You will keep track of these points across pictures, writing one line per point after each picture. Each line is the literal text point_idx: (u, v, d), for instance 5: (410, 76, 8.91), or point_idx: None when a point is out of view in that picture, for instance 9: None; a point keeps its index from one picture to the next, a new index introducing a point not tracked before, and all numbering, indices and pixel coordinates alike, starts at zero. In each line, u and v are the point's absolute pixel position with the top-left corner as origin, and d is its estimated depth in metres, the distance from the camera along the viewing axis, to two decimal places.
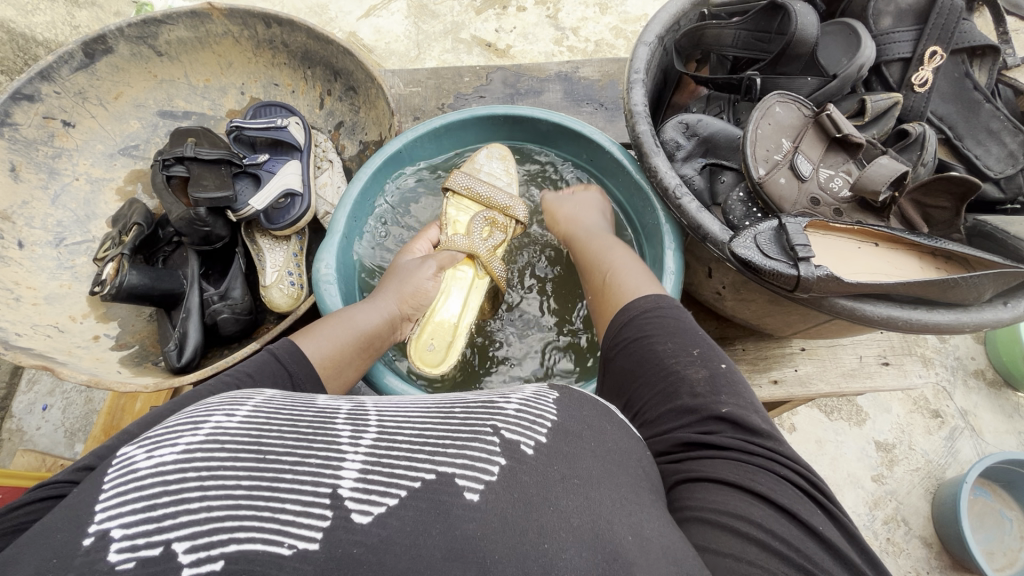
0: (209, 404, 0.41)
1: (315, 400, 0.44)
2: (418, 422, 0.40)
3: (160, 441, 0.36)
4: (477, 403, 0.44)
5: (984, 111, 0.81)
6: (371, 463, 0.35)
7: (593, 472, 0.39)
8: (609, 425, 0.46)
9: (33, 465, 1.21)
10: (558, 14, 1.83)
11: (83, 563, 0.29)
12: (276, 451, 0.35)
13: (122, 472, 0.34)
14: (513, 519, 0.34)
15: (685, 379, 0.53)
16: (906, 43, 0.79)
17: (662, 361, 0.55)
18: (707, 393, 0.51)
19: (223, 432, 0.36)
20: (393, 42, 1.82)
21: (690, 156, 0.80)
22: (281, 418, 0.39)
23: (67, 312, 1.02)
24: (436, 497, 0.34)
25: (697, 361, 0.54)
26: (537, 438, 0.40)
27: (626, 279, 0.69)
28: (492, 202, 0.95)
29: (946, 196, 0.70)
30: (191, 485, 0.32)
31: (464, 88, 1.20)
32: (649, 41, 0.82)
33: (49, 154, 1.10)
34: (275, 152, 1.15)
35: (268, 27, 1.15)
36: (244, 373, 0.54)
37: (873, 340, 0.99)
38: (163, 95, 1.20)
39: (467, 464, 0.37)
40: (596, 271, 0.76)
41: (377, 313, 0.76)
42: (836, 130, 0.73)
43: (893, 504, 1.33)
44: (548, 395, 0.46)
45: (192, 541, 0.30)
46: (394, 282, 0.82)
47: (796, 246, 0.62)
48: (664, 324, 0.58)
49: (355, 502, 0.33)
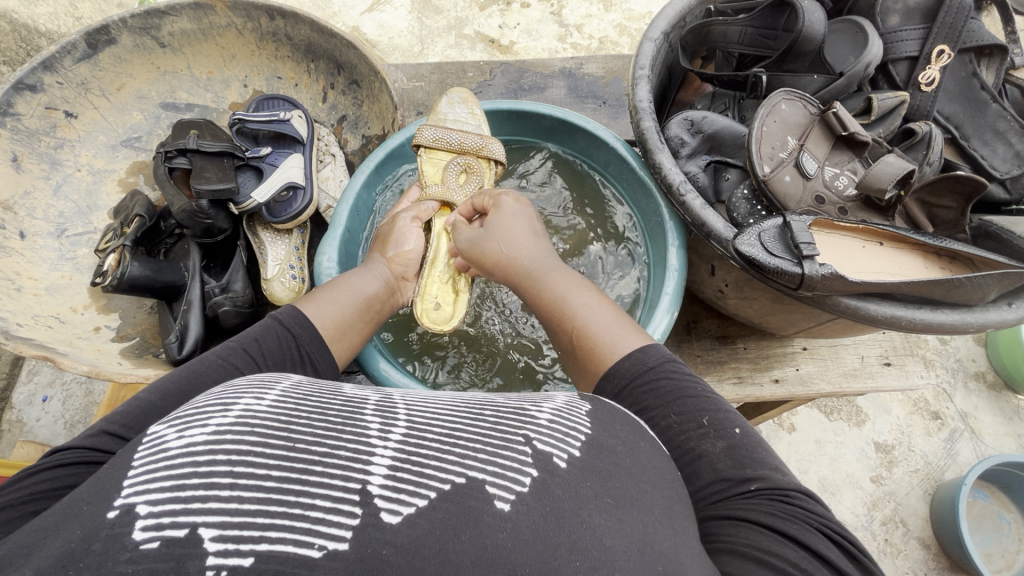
0: (238, 385, 0.42)
1: (341, 388, 0.45)
2: (449, 421, 0.41)
3: (190, 421, 0.37)
4: (507, 408, 0.44)
5: (991, 111, 0.81)
6: (401, 461, 0.36)
7: (628, 492, 0.39)
8: (643, 441, 0.45)
9: (32, 455, 1.21)
10: (561, 10, 1.83)
11: (109, 535, 0.30)
12: (305, 440, 0.36)
13: (152, 450, 0.35)
14: (546, 532, 0.35)
15: (702, 456, 0.49)
16: (913, 42, 0.79)
17: (670, 436, 0.51)
18: (729, 467, 0.48)
19: (252, 417, 0.37)
20: (396, 37, 1.81)
21: (694, 154, 0.80)
22: (309, 405, 0.40)
23: (68, 303, 1.02)
24: (466, 502, 0.35)
25: (710, 433, 0.50)
26: (570, 451, 0.40)
27: (602, 334, 0.60)
28: (464, 146, 0.92)
29: (952, 196, 0.70)
30: (220, 469, 0.33)
31: (467, 83, 1.20)
32: (655, 36, 0.81)
33: (51, 145, 1.10)
34: (277, 146, 1.15)
35: (272, 20, 1.15)
36: (244, 342, 0.58)
37: (875, 341, 0.99)
38: (166, 87, 1.20)
39: (499, 472, 0.37)
40: (561, 327, 0.64)
41: (374, 279, 0.76)
42: (842, 129, 0.72)
43: (892, 505, 1.33)
44: (580, 407, 0.45)
45: (220, 530, 0.31)
46: (382, 246, 0.83)
47: (801, 244, 0.62)
48: (660, 392, 0.53)
49: (385, 500, 0.34)
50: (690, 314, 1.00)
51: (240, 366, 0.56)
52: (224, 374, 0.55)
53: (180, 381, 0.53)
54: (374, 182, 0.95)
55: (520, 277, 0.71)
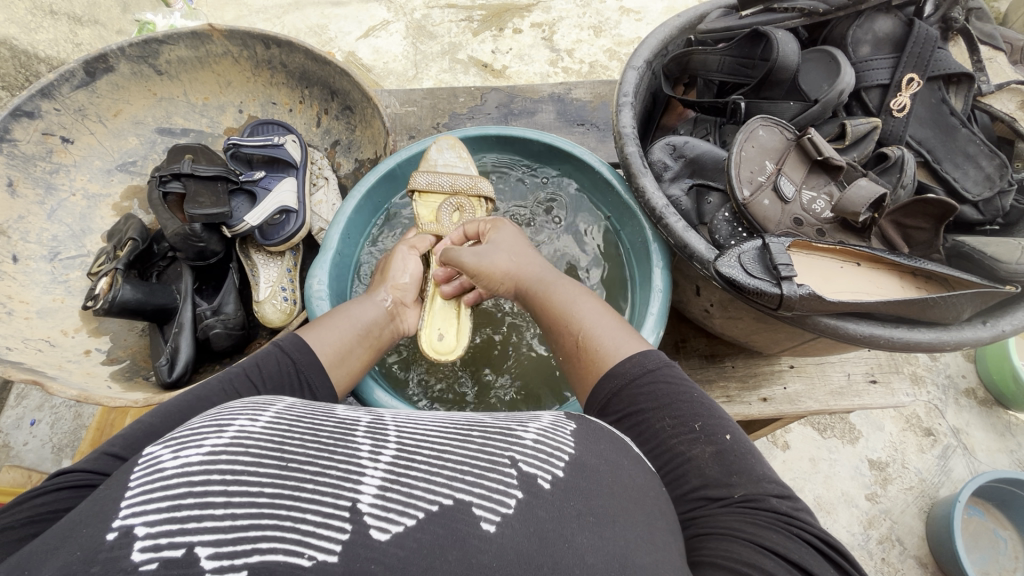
0: (233, 407, 0.43)
1: (333, 409, 0.46)
2: (438, 442, 0.42)
3: (185, 441, 0.38)
4: (494, 428, 0.45)
5: (961, 135, 0.84)
6: (390, 481, 0.37)
7: (610, 510, 0.40)
8: (626, 460, 0.46)
9: (18, 480, 1.19)
10: (553, 36, 1.88)
11: (107, 558, 0.30)
12: (298, 461, 0.37)
13: (148, 471, 0.36)
14: (529, 552, 0.35)
15: (692, 461, 0.51)
16: (884, 70, 0.82)
17: (661, 438, 0.53)
18: (718, 475, 0.49)
19: (246, 437, 0.38)
20: (391, 61, 1.85)
21: (677, 177, 0.82)
22: (302, 427, 0.41)
23: (58, 327, 1.02)
24: (452, 523, 0.36)
25: (700, 438, 0.52)
26: (555, 472, 0.41)
27: (602, 338, 0.62)
28: (456, 188, 0.93)
29: (925, 217, 0.73)
30: (215, 488, 0.34)
31: (458, 108, 1.22)
32: (637, 65, 0.84)
33: (47, 170, 1.11)
34: (271, 170, 1.16)
35: (267, 48, 1.18)
36: (242, 368, 0.59)
37: (861, 358, 1.01)
38: (162, 112, 1.22)
39: (485, 494, 0.38)
40: (563, 329, 0.67)
41: (372, 306, 0.77)
42: (818, 153, 0.75)
43: (888, 524, 1.33)
44: (566, 426, 0.46)
45: (215, 548, 0.31)
46: (379, 277, 0.84)
47: (779, 265, 0.64)
48: (656, 394, 0.55)
49: (374, 518, 0.34)
50: (678, 333, 1.02)
51: (240, 390, 0.57)
52: (225, 397, 0.56)
53: (183, 404, 0.53)
54: (364, 207, 0.97)
55: (530, 287, 0.75)
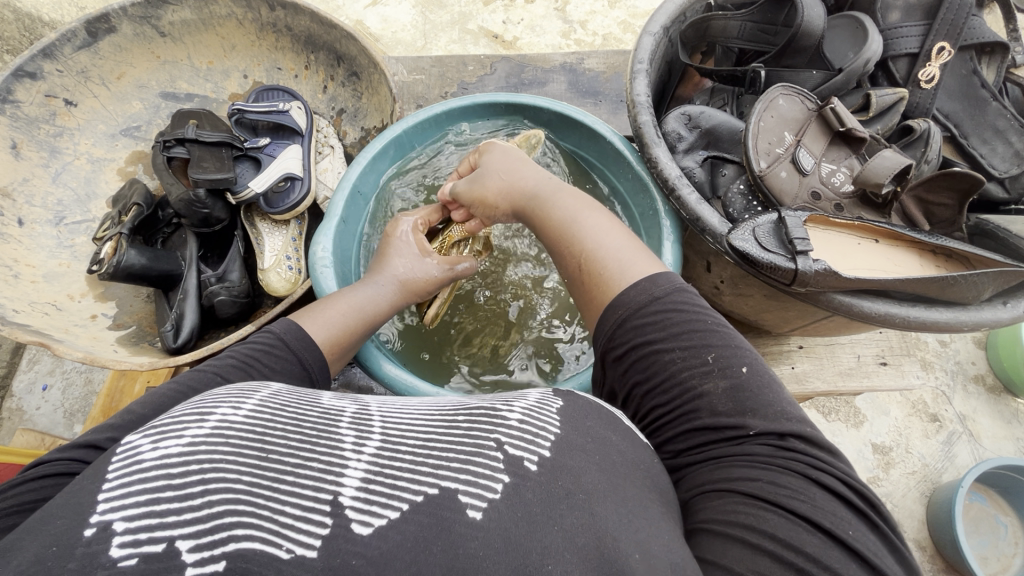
0: (214, 395, 0.41)
1: (319, 397, 0.44)
2: (423, 429, 0.41)
3: (165, 431, 0.36)
4: (480, 409, 0.43)
5: (990, 109, 0.81)
6: (373, 473, 0.36)
7: (599, 486, 0.39)
8: (616, 435, 0.45)
9: (31, 443, 1.21)
10: (566, 6, 1.82)
11: (85, 553, 0.30)
12: (279, 452, 0.36)
13: (126, 462, 0.35)
14: (515, 534, 0.35)
15: (704, 396, 0.50)
16: (914, 38, 0.79)
17: (671, 373, 0.51)
18: (730, 408, 0.48)
19: (227, 427, 0.37)
20: (399, 31, 1.80)
21: (691, 149, 0.79)
22: (286, 415, 0.40)
23: (65, 291, 1.02)
24: (438, 513, 0.35)
25: (714, 371, 0.50)
26: (541, 451, 0.39)
27: (608, 262, 0.59)
28: None
29: (949, 193, 0.70)
30: (194, 481, 0.33)
31: (467, 77, 1.19)
32: (654, 30, 0.80)
33: (50, 133, 1.10)
34: (276, 137, 1.14)
35: (272, 10, 1.15)
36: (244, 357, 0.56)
37: (872, 340, 0.99)
38: (166, 76, 1.20)
39: (470, 480, 0.37)
40: (566, 252, 0.64)
41: (376, 296, 0.72)
42: (839, 124, 0.72)
43: (888, 507, 1.33)
44: (553, 403, 0.44)
45: (195, 541, 0.31)
46: (396, 264, 0.77)
47: (795, 239, 0.61)
48: (665, 324, 0.52)
49: (356, 511, 0.34)
50: None
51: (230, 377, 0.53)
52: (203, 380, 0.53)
53: (163, 395, 0.50)
54: (372, 172, 0.95)
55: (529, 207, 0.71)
